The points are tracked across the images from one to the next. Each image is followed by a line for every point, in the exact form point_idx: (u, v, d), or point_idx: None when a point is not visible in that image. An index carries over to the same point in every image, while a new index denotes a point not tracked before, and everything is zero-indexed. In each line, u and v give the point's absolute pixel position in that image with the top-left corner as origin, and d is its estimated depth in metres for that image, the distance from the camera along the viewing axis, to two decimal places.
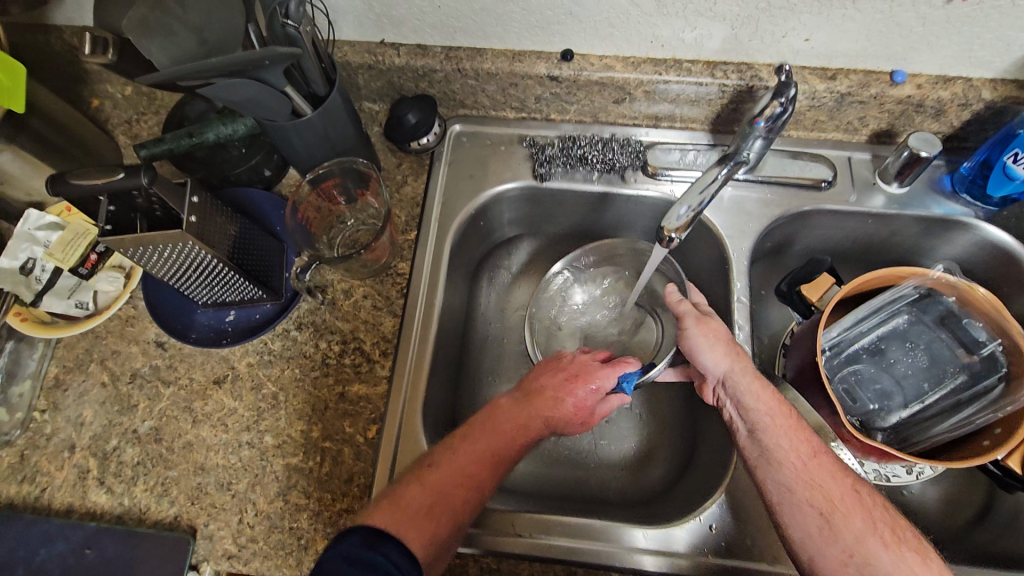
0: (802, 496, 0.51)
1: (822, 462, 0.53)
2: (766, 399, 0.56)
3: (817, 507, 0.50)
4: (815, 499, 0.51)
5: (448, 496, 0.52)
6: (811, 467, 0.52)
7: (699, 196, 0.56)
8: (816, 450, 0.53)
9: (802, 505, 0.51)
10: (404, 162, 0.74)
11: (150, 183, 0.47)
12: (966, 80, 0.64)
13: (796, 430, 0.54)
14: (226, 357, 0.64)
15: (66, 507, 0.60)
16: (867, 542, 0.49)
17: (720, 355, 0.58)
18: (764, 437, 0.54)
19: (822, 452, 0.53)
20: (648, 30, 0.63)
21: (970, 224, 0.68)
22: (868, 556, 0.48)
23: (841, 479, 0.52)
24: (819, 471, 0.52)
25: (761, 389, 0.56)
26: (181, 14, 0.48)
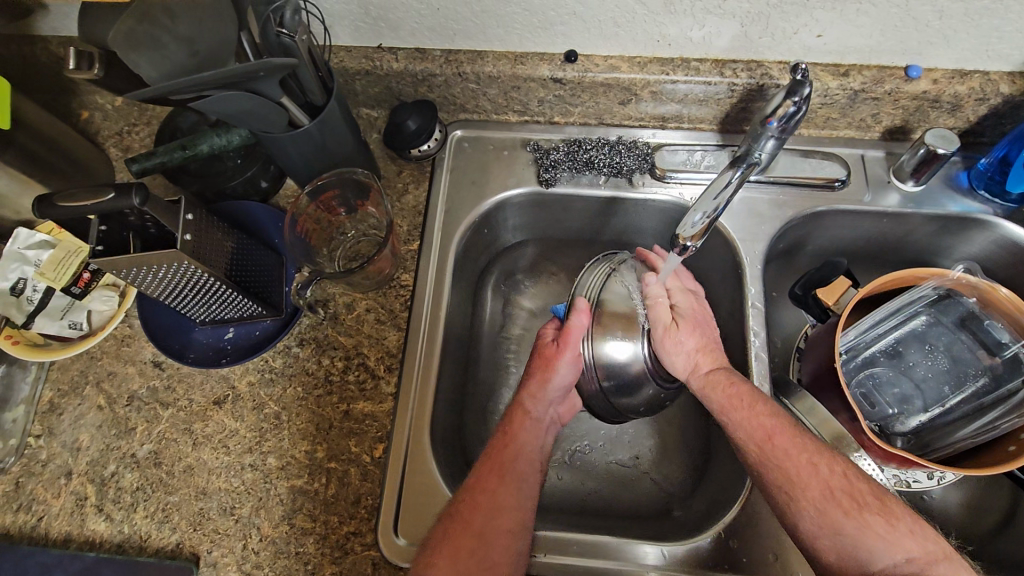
0: (769, 480, 0.52)
1: (778, 442, 0.53)
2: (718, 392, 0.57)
3: (782, 488, 0.52)
4: (776, 479, 0.52)
5: (476, 518, 0.52)
6: (767, 449, 0.53)
7: (713, 203, 0.53)
8: (772, 432, 0.54)
9: (771, 486, 0.52)
10: (404, 170, 0.72)
11: (143, 203, 0.45)
12: (983, 73, 0.62)
13: (749, 415, 0.55)
14: (226, 376, 0.62)
15: (64, 537, 0.58)
16: (832, 516, 0.49)
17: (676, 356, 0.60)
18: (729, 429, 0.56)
19: (778, 431, 0.54)
20: (654, 29, 0.61)
21: (988, 222, 0.66)
22: (834, 528, 0.49)
23: (797, 456, 0.52)
24: (779, 453, 0.53)
25: (719, 382, 0.57)
26: (170, 24, 0.45)
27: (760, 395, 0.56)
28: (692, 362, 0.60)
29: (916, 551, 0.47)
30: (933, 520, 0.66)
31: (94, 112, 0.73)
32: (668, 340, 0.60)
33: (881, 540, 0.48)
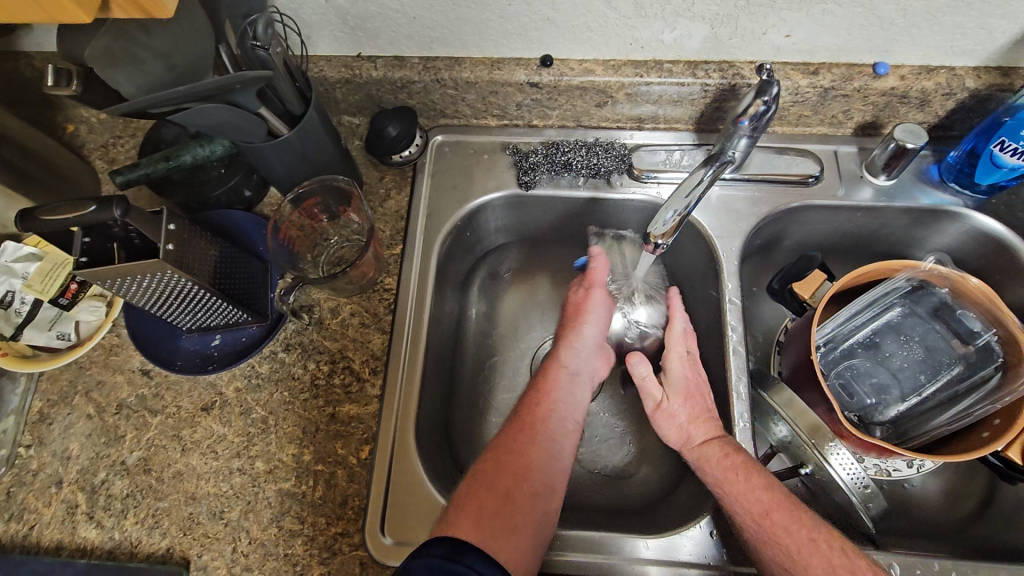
0: (766, 556, 0.51)
1: (777, 518, 0.52)
2: (712, 467, 0.56)
3: (782, 565, 0.51)
4: (778, 556, 0.51)
5: (505, 471, 0.54)
6: (764, 525, 0.52)
7: (684, 201, 0.55)
8: (770, 507, 0.53)
9: (769, 564, 0.51)
10: (387, 176, 0.73)
11: (124, 214, 0.46)
12: (949, 69, 0.64)
13: (744, 490, 0.54)
14: (214, 383, 0.63)
15: (55, 545, 0.58)
16: None
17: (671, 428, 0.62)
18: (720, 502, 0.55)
19: (775, 506, 0.53)
20: (627, 33, 0.62)
21: (959, 214, 0.68)
22: None
23: (797, 532, 0.51)
24: (779, 528, 0.52)
25: (715, 455, 0.57)
26: (146, 40, 0.46)
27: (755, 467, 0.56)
28: (688, 433, 0.60)
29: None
30: (913, 508, 0.67)
31: (80, 126, 0.74)
32: (664, 412, 0.63)
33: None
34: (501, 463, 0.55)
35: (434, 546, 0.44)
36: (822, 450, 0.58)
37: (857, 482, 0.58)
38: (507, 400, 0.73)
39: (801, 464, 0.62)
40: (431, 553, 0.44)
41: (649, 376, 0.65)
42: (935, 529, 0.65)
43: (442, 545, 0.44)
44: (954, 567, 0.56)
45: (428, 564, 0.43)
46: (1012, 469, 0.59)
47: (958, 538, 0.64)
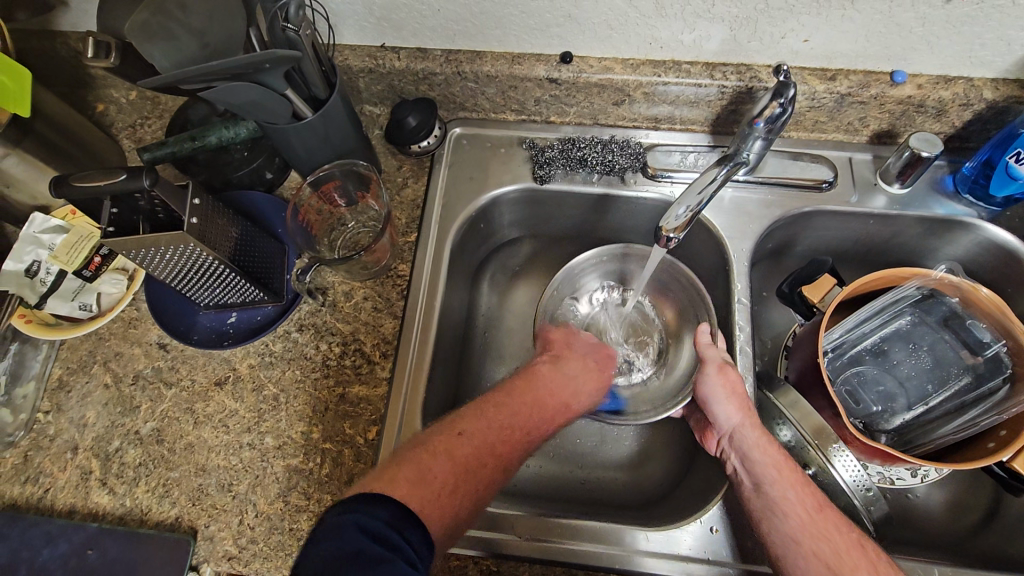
0: (808, 549, 0.50)
1: (828, 515, 0.52)
2: (772, 451, 0.55)
3: (825, 560, 0.49)
4: (822, 549, 0.50)
5: (476, 465, 0.51)
6: (816, 520, 0.51)
7: (697, 197, 0.56)
8: (821, 503, 0.52)
9: (808, 559, 0.50)
10: (405, 165, 0.75)
11: (152, 184, 0.48)
12: (967, 80, 0.64)
13: (799, 483, 0.53)
14: (228, 358, 0.65)
15: (69, 508, 0.60)
16: None
17: (731, 405, 0.58)
18: (769, 488, 0.53)
19: (827, 503, 0.52)
20: (646, 32, 0.63)
21: (972, 224, 0.68)
22: None
23: (845, 533, 0.51)
24: (829, 525, 0.51)
25: (765, 439, 0.56)
26: (183, 17, 0.48)
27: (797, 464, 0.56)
28: (742, 415, 0.58)
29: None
30: (916, 518, 0.67)
31: (110, 105, 0.76)
32: (724, 388, 0.59)
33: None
34: (479, 455, 0.52)
35: (380, 506, 0.43)
36: (825, 450, 0.58)
37: (859, 485, 0.58)
38: None
39: (803, 465, 0.61)
40: (374, 517, 0.42)
41: (718, 356, 0.62)
42: (936, 538, 0.65)
43: (385, 508, 0.43)
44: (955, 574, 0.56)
45: (362, 525, 0.40)
46: (1017, 480, 0.59)
47: (960, 548, 0.64)
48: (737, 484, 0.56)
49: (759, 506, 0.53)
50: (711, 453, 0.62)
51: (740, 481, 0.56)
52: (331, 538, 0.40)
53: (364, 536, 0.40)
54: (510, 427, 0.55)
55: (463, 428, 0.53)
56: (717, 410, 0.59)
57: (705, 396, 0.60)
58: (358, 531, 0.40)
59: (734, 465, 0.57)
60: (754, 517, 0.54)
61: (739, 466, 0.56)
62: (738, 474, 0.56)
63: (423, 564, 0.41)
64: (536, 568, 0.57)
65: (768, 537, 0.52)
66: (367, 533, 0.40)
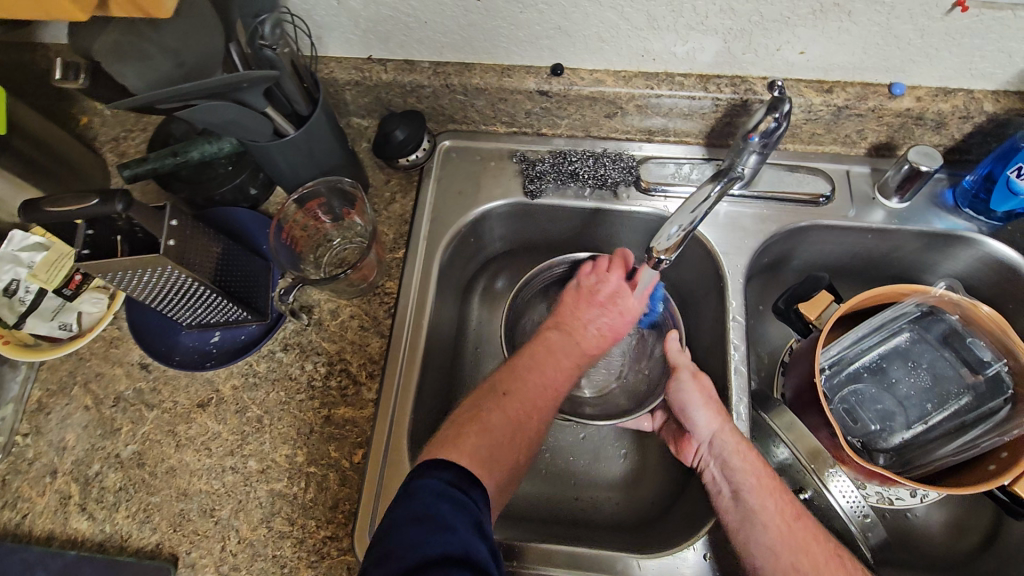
0: (787, 560, 0.50)
1: (806, 525, 0.52)
2: (752, 460, 0.55)
3: (804, 571, 0.49)
4: (800, 562, 0.50)
5: (526, 422, 0.53)
6: (795, 530, 0.51)
7: (690, 216, 0.54)
8: (799, 513, 0.53)
9: (787, 570, 0.50)
10: (392, 179, 0.73)
11: (126, 209, 0.47)
12: (967, 92, 0.63)
13: (779, 492, 0.53)
14: (211, 379, 0.63)
15: (47, 534, 0.58)
16: None
17: (709, 412, 0.57)
18: (750, 499, 0.53)
19: (804, 512, 0.53)
20: (639, 44, 0.62)
21: (972, 239, 0.66)
22: None
23: (822, 543, 0.51)
24: (807, 535, 0.51)
25: (744, 448, 0.55)
26: (155, 37, 0.47)
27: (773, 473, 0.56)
28: (720, 421, 0.57)
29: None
30: (914, 540, 0.65)
31: (92, 118, 0.75)
32: (700, 394, 0.58)
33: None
34: (529, 413, 0.54)
35: (442, 469, 0.45)
36: (821, 474, 0.58)
37: (855, 510, 0.58)
38: None
39: (799, 489, 0.61)
40: (438, 477, 0.45)
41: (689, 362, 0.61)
42: (934, 561, 0.64)
43: (447, 470, 0.46)
44: None
45: (435, 489, 0.44)
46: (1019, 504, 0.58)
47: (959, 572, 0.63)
48: (715, 493, 0.55)
49: (738, 515, 0.53)
50: (687, 463, 0.60)
51: (718, 490, 0.55)
52: (405, 500, 0.43)
53: (435, 498, 0.43)
54: (546, 386, 0.56)
55: (508, 388, 0.55)
56: (695, 417, 0.57)
57: (680, 404, 0.59)
58: (434, 495, 0.43)
59: (713, 474, 0.56)
60: (731, 527, 0.53)
61: (718, 474, 0.55)
62: (717, 483, 0.55)
63: (488, 519, 0.45)
64: None
65: (746, 548, 0.52)
66: (441, 495, 0.43)
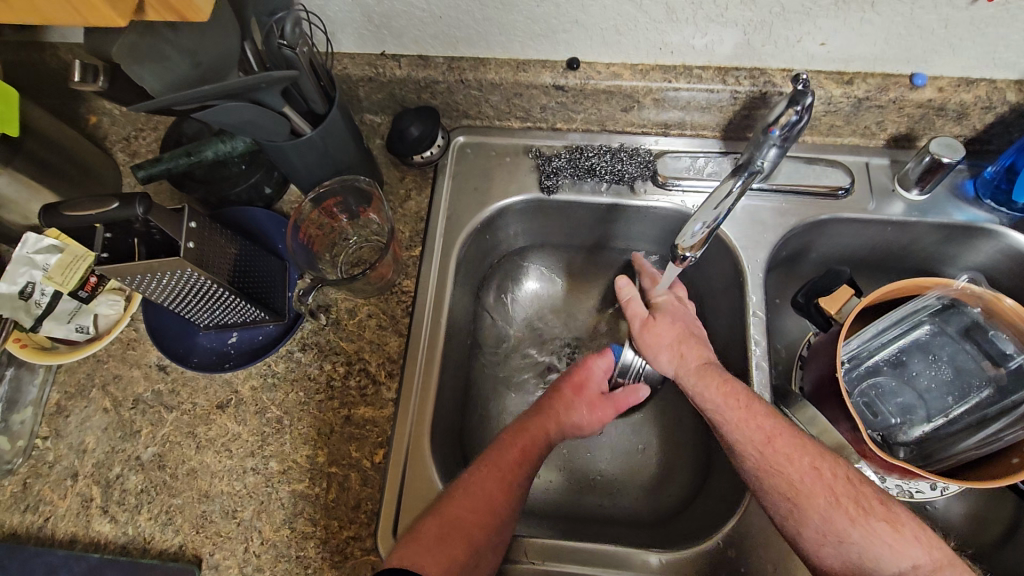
0: (767, 484, 0.53)
1: (778, 445, 0.54)
2: (715, 389, 0.57)
3: (785, 493, 0.52)
4: (778, 484, 0.53)
5: (467, 525, 0.53)
6: (766, 454, 0.54)
7: (714, 212, 0.54)
8: (771, 434, 0.54)
9: (768, 493, 0.53)
10: (407, 176, 0.72)
11: (146, 212, 0.46)
12: (989, 82, 0.62)
13: (749, 416, 0.55)
14: (230, 380, 0.63)
15: (70, 538, 0.58)
16: (834, 521, 0.51)
17: (666, 348, 0.63)
18: (723, 429, 0.56)
19: (776, 433, 0.54)
20: (656, 37, 0.61)
21: (995, 231, 0.66)
22: (840, 533, 0.51)
23: (797, 460, 0.53)
24: (780, 456, 0.53)
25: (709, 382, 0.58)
26: (172, 37, 0.45)
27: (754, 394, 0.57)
28: (675, 356, 0.62)
29: (924, 559, 0.49)
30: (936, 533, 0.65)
31: (103, 117, 0.74)
32: (649, 336, 0.64)
33: (886, 546, 0.50)
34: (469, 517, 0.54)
35: None
36: None
37: None
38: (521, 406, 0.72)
39: None
40: None
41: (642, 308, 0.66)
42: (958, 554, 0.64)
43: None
44: None
45: None
46: None
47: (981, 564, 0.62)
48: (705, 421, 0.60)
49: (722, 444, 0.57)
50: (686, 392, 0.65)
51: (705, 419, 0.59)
52: None
53: None
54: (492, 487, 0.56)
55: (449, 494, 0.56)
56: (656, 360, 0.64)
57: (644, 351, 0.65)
58: None
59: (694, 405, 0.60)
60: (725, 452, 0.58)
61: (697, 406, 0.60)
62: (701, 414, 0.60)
63: None
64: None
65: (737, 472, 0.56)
66: None
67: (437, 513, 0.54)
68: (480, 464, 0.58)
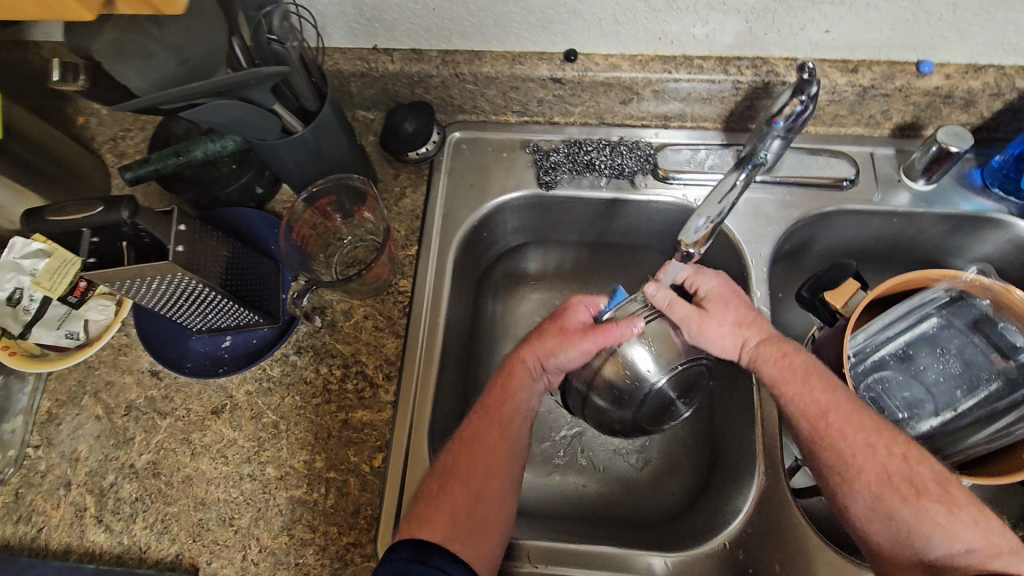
0: (822, 458, 0.53)
1: (831, 421, 0.53)
2: (773, 365, 0.56)
3: (836, 468, 0.52)
4: (831, 458, 0.53)
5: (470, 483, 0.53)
6: (820, 429, 0.53)
7: (718, 207, 0.53)
8: (825, 411, 0.53)
9: (824, 468, 0.53)
10: (401, 173, 0.71)
11: (133, 216, 0.45)
12: (998, 68, 0.60)
13: (804, 391, 0.54)
14: (224, 385, 0.62)
15: (64, 548, 0.57)
16: (886, 499, 0.50)
17: (726, 337, 0.58)
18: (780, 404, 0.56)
19: (832, 408, 0.53)
20: (656, 27, 0.60)
21: (1003, 221, 0.64)
22: (890, 510, 0.50)
23: (850, 437, 0.52)
24: (834, 432, 0.53)
25: (768, 356, 0.56)
26: (158, 34, 0.44)
27: (815, 369, 0.56)
28: (732, 333, 0.58)
29: (978, 542, 0.47)
30: None
31: (89, 117, 0.72)
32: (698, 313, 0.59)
33: (939, 527, 0.48)
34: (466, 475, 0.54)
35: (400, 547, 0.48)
36: None
37: None
38: None
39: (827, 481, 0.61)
40: (395, 557, 0.47)
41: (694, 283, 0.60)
42: None
43: (407, 545, 0.48)
44: None
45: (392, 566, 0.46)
46: None
47: None
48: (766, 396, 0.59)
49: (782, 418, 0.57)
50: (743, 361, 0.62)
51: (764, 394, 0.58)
52: None
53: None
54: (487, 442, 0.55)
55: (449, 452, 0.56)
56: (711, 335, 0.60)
57: None
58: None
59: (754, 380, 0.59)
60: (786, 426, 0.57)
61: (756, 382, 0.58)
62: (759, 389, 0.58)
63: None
64: None
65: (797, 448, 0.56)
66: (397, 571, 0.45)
67: (446, 467, 0.54)
68: (481, 412, 0.57)
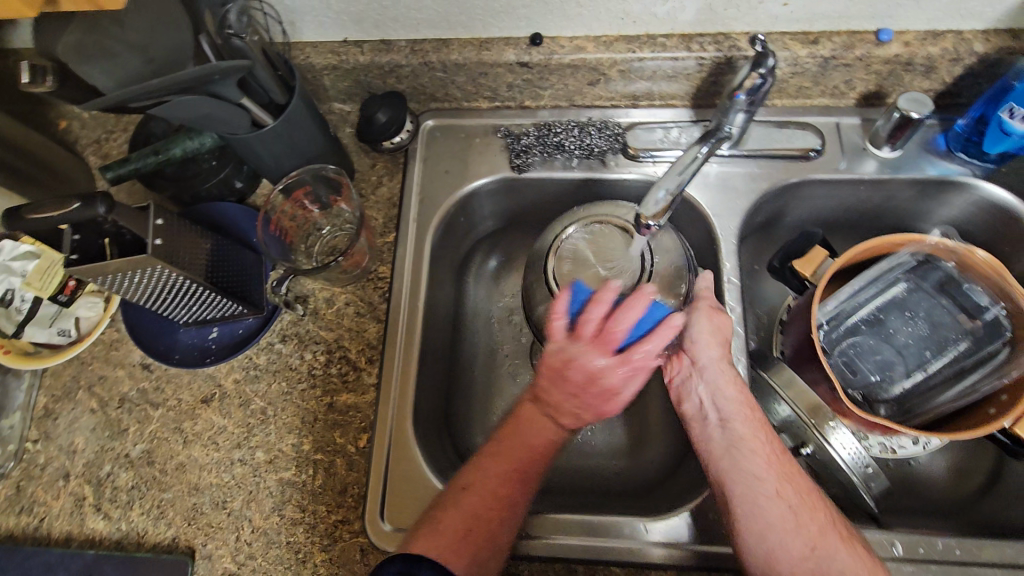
0: (772, 486, 0.50)
1: (790, 460, 0.52)
2: (744, 394, 0.55)
3: (787, 500, 0.49)
4: (785, 490, 0.49)
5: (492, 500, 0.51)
6: (779, 460, 0.51)
7: (677, 178, 0.54)
8: (783, 450, 0.52)
9: (771, 496, 0.49)
10: (378, 163, 0.72)
11: (108, 211, 0.47)
12: (956, 33, 0.61)
13: (767, 427, 0.53)
14: (213, 375, 0.64)
15: (65, 536, 0.60)
16: (829, 537, 0.48)
17: (714, 343, 0.56)
18: (737, 426, 0.53)
19: (787, 450, 0.53)
20: (617, 8, 0.61)
21: (967, 184, 0.66)
22: (829, 550, 0.47)
23: (804, 478, 0.51)
24: (791, 467, 0.51)
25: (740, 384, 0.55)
26: (121, 33, 0.48)
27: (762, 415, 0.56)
28: (723, 348, 0.56)
29: None
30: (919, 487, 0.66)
31: (72, 121, 0.74)
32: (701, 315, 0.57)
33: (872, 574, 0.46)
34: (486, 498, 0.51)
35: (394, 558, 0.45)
36: (821, 429, 0.59)
37: (859, 462, 0.59)
38: (504, 385, 0.73)
39: (801, 445, 0.63)
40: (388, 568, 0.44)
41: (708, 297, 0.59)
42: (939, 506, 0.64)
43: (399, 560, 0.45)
44: (959, 545, 0.54)
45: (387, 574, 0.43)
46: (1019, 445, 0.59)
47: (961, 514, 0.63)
48: (700, 420, 0.55)
49: (723, 441, 0.53)
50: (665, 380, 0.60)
51: (705, 416, 0.55)
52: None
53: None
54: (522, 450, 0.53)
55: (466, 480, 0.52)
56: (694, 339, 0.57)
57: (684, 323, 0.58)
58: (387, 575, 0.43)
59: (697, 402, 0.56)
60: (715, 451, 0.53)
61: (705, 401, 0.55)
62: (704, 409, 0.55)
63: None
64: (536, 567, 0.57)
65: (731, 474, 0.51)
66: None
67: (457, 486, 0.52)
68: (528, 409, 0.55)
